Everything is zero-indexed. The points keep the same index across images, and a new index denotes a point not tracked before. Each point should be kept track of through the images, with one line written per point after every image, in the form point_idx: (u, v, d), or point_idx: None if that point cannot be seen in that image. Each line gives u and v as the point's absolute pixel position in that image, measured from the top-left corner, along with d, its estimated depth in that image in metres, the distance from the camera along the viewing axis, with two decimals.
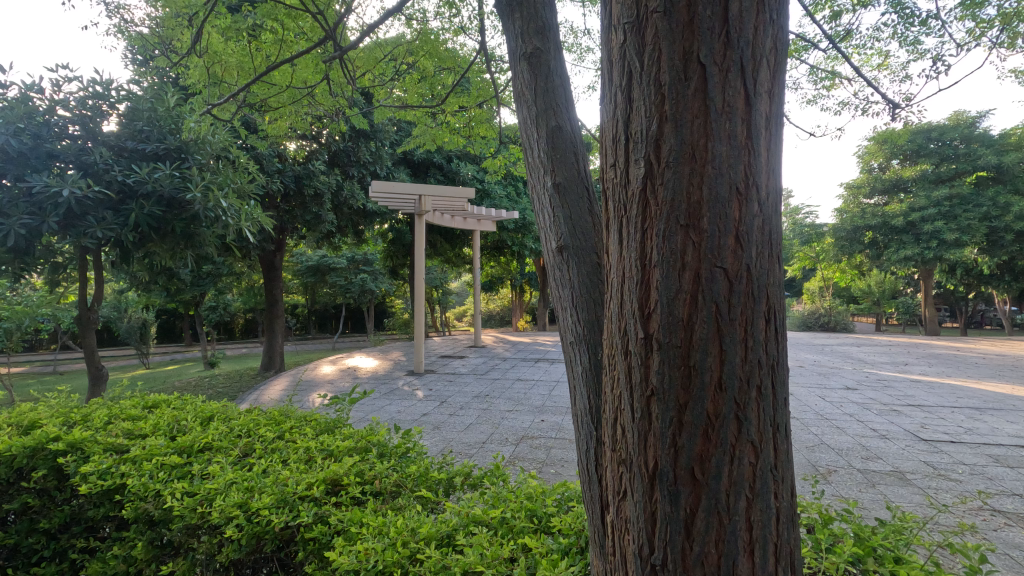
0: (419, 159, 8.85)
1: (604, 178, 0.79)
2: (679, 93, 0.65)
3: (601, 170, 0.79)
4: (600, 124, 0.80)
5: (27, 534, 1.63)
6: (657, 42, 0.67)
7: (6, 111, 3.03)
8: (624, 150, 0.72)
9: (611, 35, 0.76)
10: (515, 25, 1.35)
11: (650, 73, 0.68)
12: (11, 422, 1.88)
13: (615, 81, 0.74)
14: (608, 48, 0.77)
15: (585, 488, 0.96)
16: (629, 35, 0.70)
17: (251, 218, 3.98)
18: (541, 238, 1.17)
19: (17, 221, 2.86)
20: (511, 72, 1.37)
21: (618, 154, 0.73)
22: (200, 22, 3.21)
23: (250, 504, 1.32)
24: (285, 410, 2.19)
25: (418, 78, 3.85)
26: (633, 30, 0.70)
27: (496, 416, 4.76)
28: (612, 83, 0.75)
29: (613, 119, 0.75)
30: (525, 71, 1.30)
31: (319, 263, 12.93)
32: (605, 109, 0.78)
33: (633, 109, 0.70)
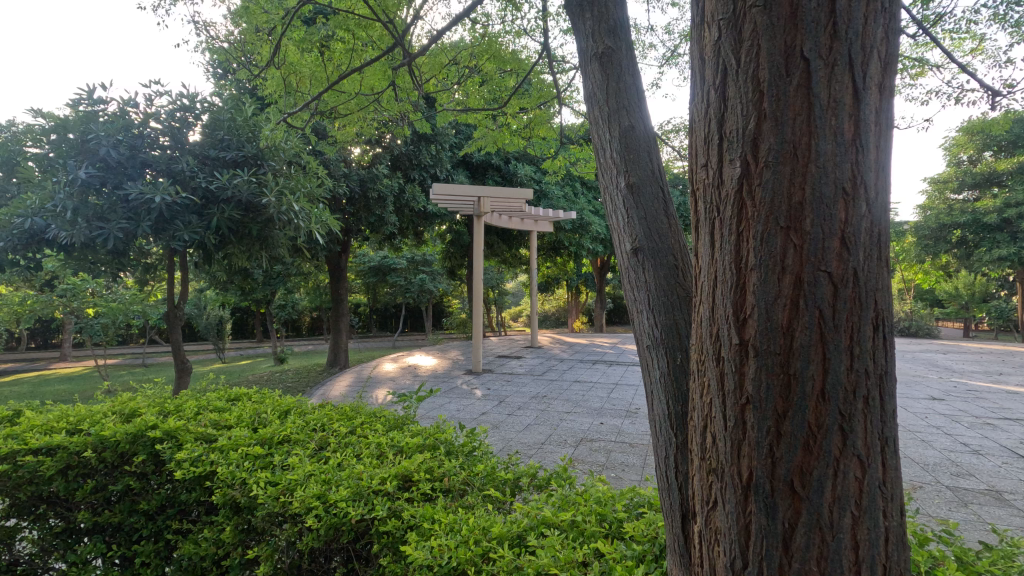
0: (477, 161, 8.97)
1: (693, 179, 0.77)
2: (780, 91, 0.63)
3: (689, 171, 0.78)
4: (689, 124, 0.79)
5: (129, 514, 1.75)
6: (756, 38, 0.65)
7: (107, 125, 3.30)
8: (716, 150, 0.70)
9: (704, 31, 0.74)
10: (585, 26, 1.34)
11: (747, 70, 0.66)
12: (114, 410, 2.05)
13: (708, 80, 0.73)
14: (698, 48, 0.76)
15: (662, 495, 0.95)
16: (724, 31, 0.69)
17: (320, 221, 4.16)
18: (614, 241, 1.17)
19: (116, 226, 3.13)
20: (581, 73, 1.36)
21: (709, 154, 0.72)
22: (278, 36, 3.39)
23: (328, 496, 1.38)
24: (355, 406, 2.28)
25: (481, 82, 3.90)
26: (728, 26, 0.69)
27: (555, 417, 4.76)
28: (703, 83, 0.74)
29: (705, 117, 0.73)
30: (596, 71, 1.29)
31: (381, 263, 13.35)
32: (694, 108, 0.77)
33: (728, 107, 0.68)
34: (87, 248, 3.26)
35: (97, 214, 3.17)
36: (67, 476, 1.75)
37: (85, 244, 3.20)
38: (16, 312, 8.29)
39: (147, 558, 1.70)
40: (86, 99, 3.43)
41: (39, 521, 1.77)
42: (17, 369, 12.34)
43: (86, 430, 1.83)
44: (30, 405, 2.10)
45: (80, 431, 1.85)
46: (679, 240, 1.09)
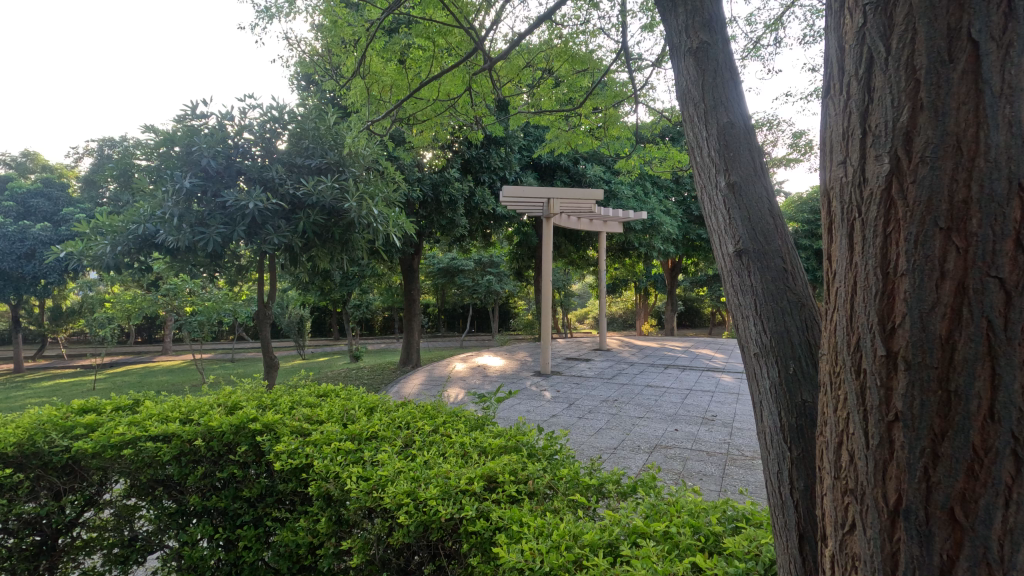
0: (546, 163, 8.99)
1: (828, 179, 0.75)
2: (941, 81, 0.61)
3: (825, 172, 0.76)
4: (824, 122, 0.76)
5: (233, 500, 1.87)
6: (911, 23, 0.63)
7: (207, 137, 3.56)
8: (858, 145, 0.68)
9: (845, 19, 0.72)
10: (678, 19, 1.30)
11: (900, 58, 0.64)
12: (219, 402, 2.20)
13: (850, 71, 0.70)
14: (836, 40, 0.75)
15: (782, 515, 0.92)
16: (872, 16, 0.67)
17: (397, 225, 4.31)
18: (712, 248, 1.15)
19: (215, 231, 3.38)
20: (674, 67, 1.32)
21: (851, 151, 0.69)
22: (362, 48, 3.54)
23: (419, 493, 1.42)
24: (436, 405, 2.33)
25: (555, 85, 3.91)
26: (876, 12, 0.67)
27: (627, 421, 4.66)
28: (843, 78, 0.72)
29: (844, 114, 0.71)
30: (690, 66, 1.25)
31: (450, 265, 13.65)
32: (832, 105, 0.74)
33: (874, 100, 0.66)
34: (190, 250, 3.54)
35: (198, 219, 3.44)
36: (180, 462, 1.89)
37: (189, 247, 3.48)
38: (127, 310, 9.16)
39: (251, 542, 1.81)
40: (189, 114, 3.72)
41: (155, 501, 1.91)
42: (127, 361, 13.64)
43: (196, 420, 1.98)
44: (146, 395, 2.29)
45: (192, 421, 2.01)
46: (788, 244, 1.05)
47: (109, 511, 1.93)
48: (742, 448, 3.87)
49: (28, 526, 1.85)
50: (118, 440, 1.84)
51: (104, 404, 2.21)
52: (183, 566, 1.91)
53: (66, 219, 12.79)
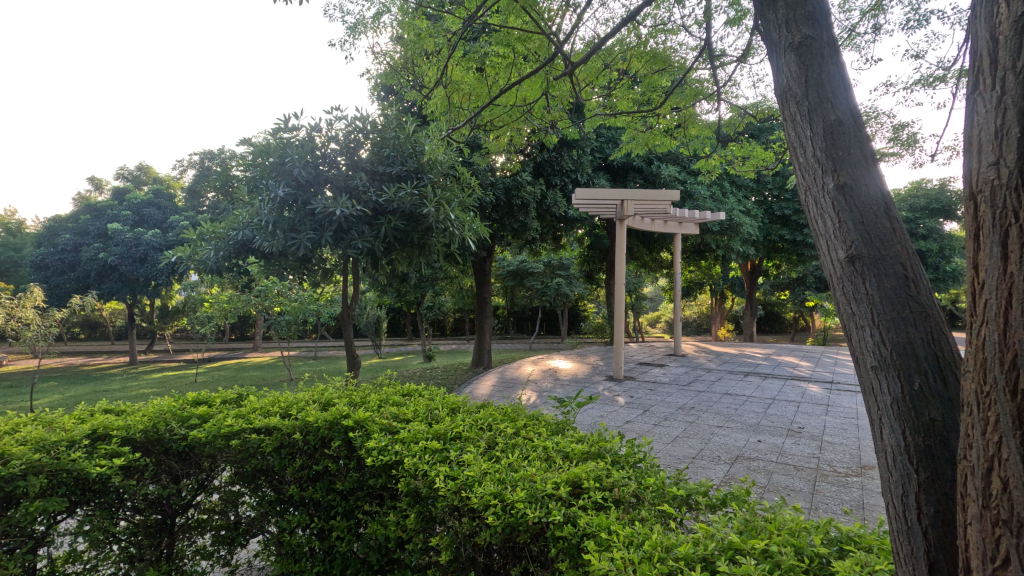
0: (618, 164, 8.87)
1: (975, 182, 0.71)
2: None
3: (972, 175, 0.71)
4: (974, 123, 0.72)
5: (326, 493, 1.97)
6: None
7: (299, 149, 3.78)
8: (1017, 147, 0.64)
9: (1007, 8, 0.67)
10: (777, 15, 1.25)
11: None
12: (314, 399, 2.35)
13: (1008, 66, 0.66)
14: (987, 31, 0.70)
15: (913, 538, 0.88)
16: None
17: (471, 229, 4.42)
18: (818, 254, 1.10)
19: (305, 237, 3.60)
20: (773, 64, 1.26)
21: (1005, 155, 0.65)
22: (442, 57, 3.68)
23: (506, 496, 1.44)
24: (515, 407, 2.35)
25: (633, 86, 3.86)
26: None
27: (705, 430, 4.50)
28: (995, 72, 0.68)
29: (998, 114, 0.67)
30: (792, 62, 1.19)
31: (520, 267, 13.77)
32: (984, 106, 0.70)
33: None
34: (282, 255, 3.79)
35: (290, 226, 3.67)
36: (280, 454, 2.01)
37: (282, 252, 3.72)
38: (224, 310, 9.92)
39: (343, 533, 1.90)
40: (282, 126, 3.97)
41: (256, 489, 2.04)
42: (223, 357, 14.77)
43: (295, 415, 2.11)
44: (248, 391, 2.47)
45: (290, 416, 2.14)
46: (908, 248, 0.99)
47: (217, 496, 2.07)
48: (833, 464, 3.63)
49: (152, 507, 1.99)
50: (227, 431, 1.99)
51: (213, 398, 2.40)
52: (282, 552, 2.03)
53: (173, 227, 14.05)
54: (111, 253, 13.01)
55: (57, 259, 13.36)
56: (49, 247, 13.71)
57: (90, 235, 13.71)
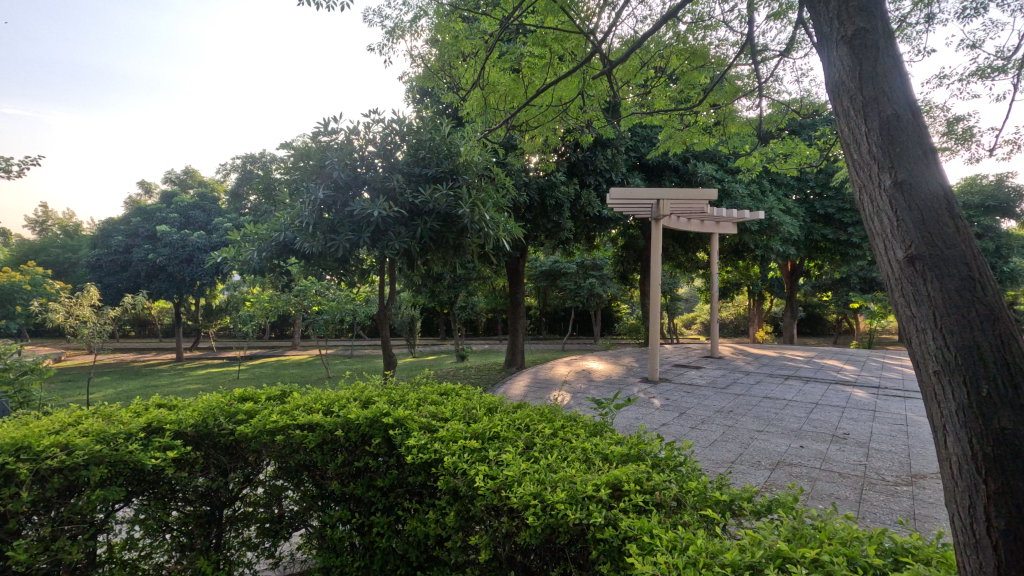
0: (654, 163, 8.75)
1: None
2: None
3: None
4: None
5: (367, 489, 2.01)
6: None
7: (338, 152, 3.86)
8: None
9: None
10: (828, 7, 1.21)
11: None
12: (353, 397, 2.39)
13: None
14: None
15: (983, 550, 0.86)
16: None
17: (506, 229, 4.43)
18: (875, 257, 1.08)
19: (344, 238, 3.68)
20: (824, 56, 1.23)
21: None
22: (479, 59, 3.72)
23: (546, 496, 1.43)
24: (553, 408, 2.35)
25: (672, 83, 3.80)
26: None
27: (745, 434, 4.39)
28: None
29: None
30: (844, 56, 1.15)
31: (552, 267, 13.74)
32: None
33: None
34: (322, 256, 3.88)
35: (329, 227, 3.76)
36: (322, 449, 2.05)
37: (321, 252, 3.81)
38: (266, 309, 10.23)
39: (383, 529, 1.93)
40: (321, 130, 4.07)
41: (298, 484, 2.09)
42: (264, 355, 15.23)
43: (336, 412, 2.15)
44: (291, 388, 2.54)
45: (332, 413, 2.19)
46: (973, 246, 0.95)
47: (262, 490, 2.12)
48: (881, 472, 3.50)
49: (202, 499, 2.05)
50: (272, 426, 2.04)
51: (259, 394, 2.48)
52: (324, 546, 2.07)
53: (217, 228, 14.56)
54: (159, 254, 13.56)
55: (110, 260, 14.01)
56: (103, 249, 14.39)
57: (140, 236, 14.32)
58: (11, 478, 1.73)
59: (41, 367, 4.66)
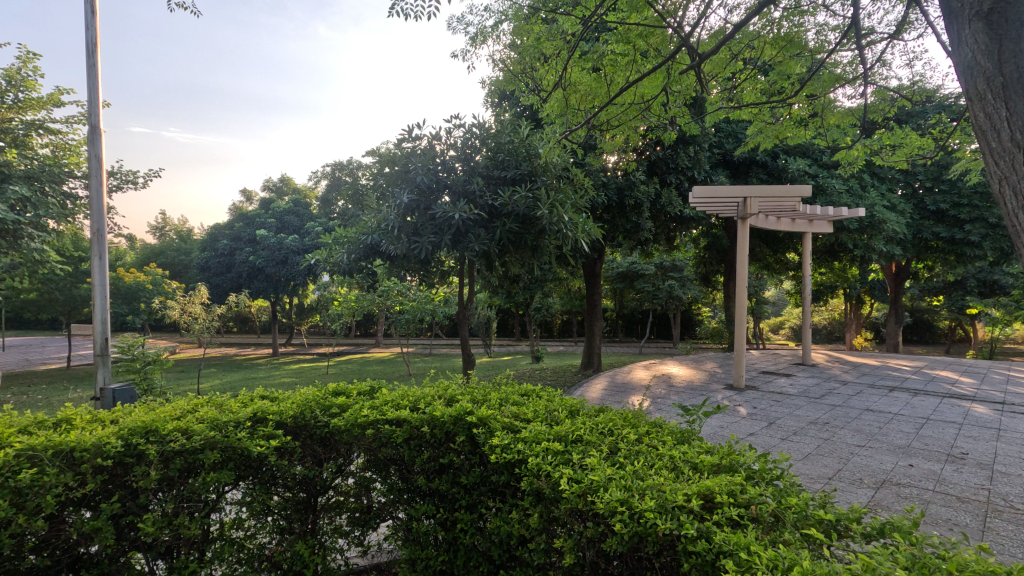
0: (739, 159, 8.36)
1: None
2: None
3: None
4: None
5: (451, 485, 2.05)
6: None
7: (420, 157, 3.99)
8: None
9: None
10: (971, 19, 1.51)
11: None
12: (438, 394, 2.46)
13: None
14: None
15: None
16: None
17: (584, 229, 4.39)
18: (1000, 204, 1.43)
19: (427, 241, 3.80)
20: (965, 59, 1.54)
21: None
22: (561, 60, 3.74)
23: (634, 504, 1.40)
24: (636, 413, 2.28)
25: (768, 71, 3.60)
26: None
27: (844, 448, 4.07)
28: None
29: None
30: (987, 61, 1.47)
31: (629, 268, 13.47)
32: None
33: None
34: (406, 257, 4.03)
35: (413, 230, 3.89)
36: (409, 445, 2.11)
37: (405, 254, 3.96)
38: (352, 308, 10.76)
39: (466, 525, 1.97)
40: (405, 137, 4.23)
41: (385, 476, 2.16)
42: (350, 352, 16.07)
43: (422, 409, 2.21)
44: (380, 384, 2.65)
45: (418, 410, 2.25)
46: None
47: (352, 480, 2.21)
48: (1009, 499, 3.11)
49: (300, 485, 2.15)
50: (363, 421, 2.12)
51: (350, 389, 2.60)
52: (410, 538, 2.14)
53: (309, 232, 15.54)
54: (259, 256, 14.67)
55: (217, 262, 15.34)
56: (211, 252, 15.80)
57: (242, 240, 15.54)
58: (141, 456, 1.91)
59: (161, 358, 5.17)
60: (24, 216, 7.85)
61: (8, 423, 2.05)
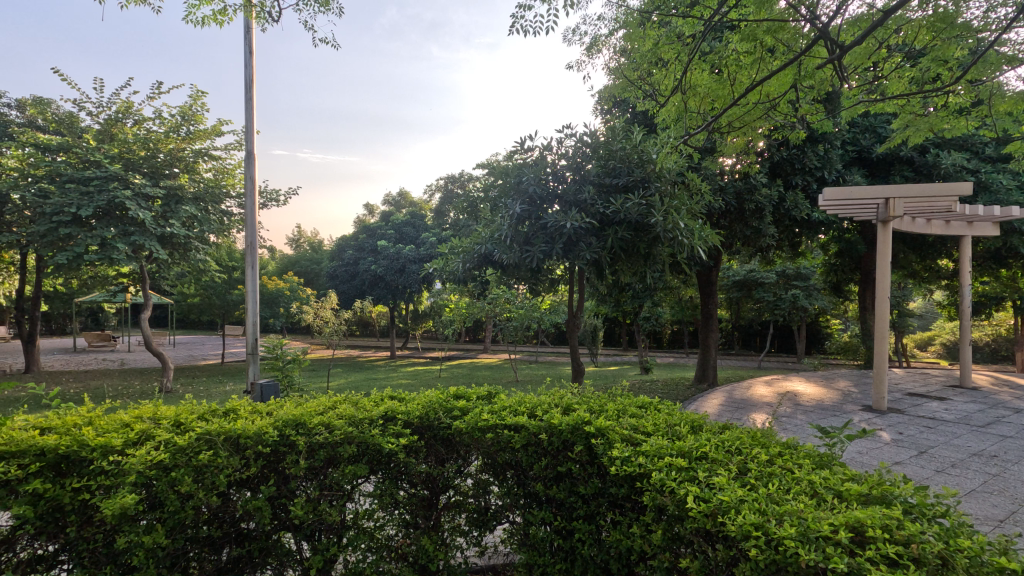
0: (879, 156, 7.56)
1: None
2: None
3: None
4: None
5: (568, 494, 2.05)
6: None
7: (533, 168, 4.07)
8: None
9: None
10: None
11: None
12: (554, 401, 2.49)
13: None
14: None
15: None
16: None
17: (701, 236, 4.18)
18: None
19: (538, 250, 3.85)
20: None
21: None
22: (679, 64, 3.68)
23: (771, 529, 1.32)
24: (767, 432, 2.13)
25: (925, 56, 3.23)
26: None
27: (1019, 488, 3.48)
28: None
29: None
30: None
31: (747, 276, 12.69)
32: None
33: None
34: (518, 266, 4.12)
35: (524, 239, 3.96)
36: (527, 451, 2.14)
37: (517, 263, 4.05)
38: (463, 315, 11.18)
39: (584, 536, 1.97)
40: (518, 149, 4.33)
41: (502, 480, 2.21)
42: (460, 357, 16.69)
43: (540, 417, 2.24)
44: (497, 389, 2.73)
45: (535, 417, 2.29)
46: None
47: (471, 481, 2.28)
48: None
49: (424, 483, 2.26)
50: (484, 424, 2.20)
51: (470, 393, 2.71)
52: (526, 543, 2.16)
53: (425, 242, 16.43)
54: (379, 265, 15.72)
55: (344, 270, 16.70)
56: (339, 261, 17.26)
57: (365, 249, 16.81)
58: (292, 446, 2.13)
59: (299, 358, 5.72)
60: (192, 231, 9.13)
61: (191, 410, 2.40)
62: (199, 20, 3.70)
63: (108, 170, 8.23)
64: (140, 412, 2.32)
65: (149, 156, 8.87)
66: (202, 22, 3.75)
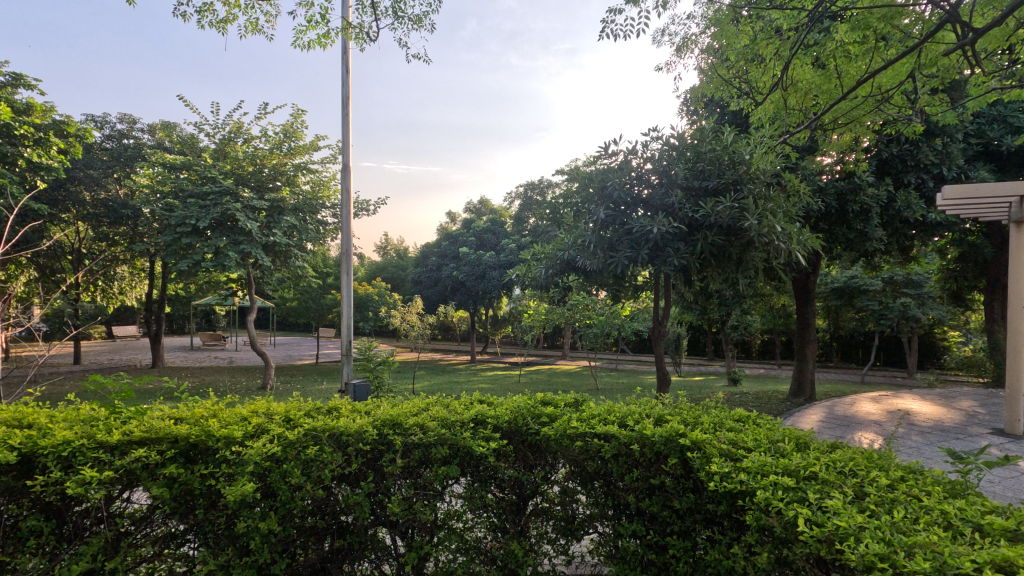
0: (1010, 148, 6.76)
1: None
2: None
3: None
4: None
5: (662, 507, 1.99)
6: None
7: (617, 172, 4.01)
8: None
9: None
10: None
11: None
12: (644, 411, 2.43)
13: None
14: None
15: None
16: None
17: (800, 241, 3.91)
18: None
19: (624, 255, 3.76)
20: None
21: None
22: (779, 59, 3.49)
23: (901, 561, 1.20)
24: (884, 455, 1.94)
25: None
26: None
27: None
28: None
29: None
30: None
31: (848, 283, 11.73)
32: None
33: None
34: (602, 272, 4.05)
35: (609, 245, 3.90)
36: (618, 461, 2.09)
37: (600, 269, 4.00)
38: (543, 320, 11.20)
39: (680, 552, 1.91)
40: (602, 154, 4.28)
41: (590, 489, 2.17)
42: (539, 362, 16.72)
43: (631, 427, 2.18)
44: (584, 397, 2.71)
45: (626, 426, 2.23)
46: None
47: (557, 489, 2.25)
48: None
49: (513, 488, 2.26)
50: (572, 431, 2.18)
51: (557, 399, 2.71)
52: (615, 554, 2.11)
53: (505, 249, 16.66)
54: (461, 271, 16.12)
55: (427, 276, 17.26)
56: (423, 268, 17.88)
57: (447, 256, 17.32)
58: (389, 445, 2.22)
59: (387, 361, 5.97)
60: (293, 240, 9.84)
61: (298, 407, 2.57)
62: (304, 44, 3.98)
63: (222, 185, 9.04)
64: (255, 407, 2.52)
65: (256, 171, 9.65)
66: (307, 45, 4.03)
